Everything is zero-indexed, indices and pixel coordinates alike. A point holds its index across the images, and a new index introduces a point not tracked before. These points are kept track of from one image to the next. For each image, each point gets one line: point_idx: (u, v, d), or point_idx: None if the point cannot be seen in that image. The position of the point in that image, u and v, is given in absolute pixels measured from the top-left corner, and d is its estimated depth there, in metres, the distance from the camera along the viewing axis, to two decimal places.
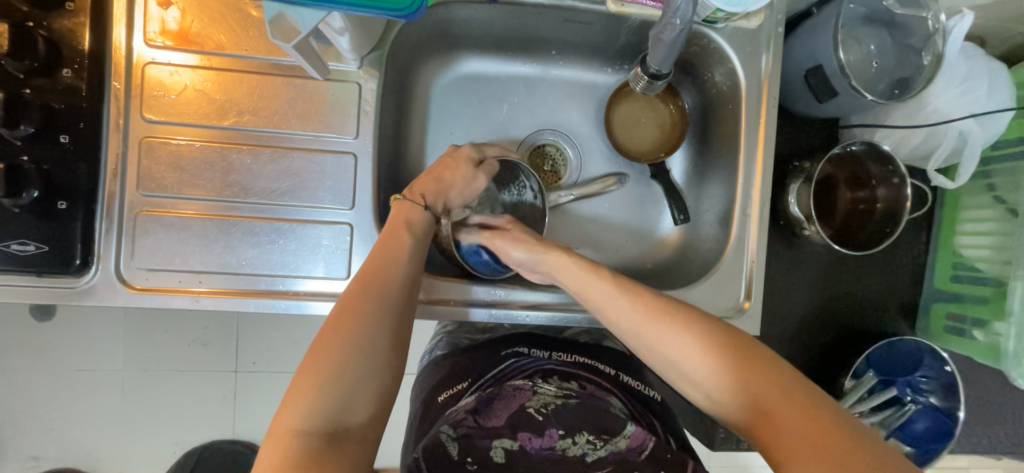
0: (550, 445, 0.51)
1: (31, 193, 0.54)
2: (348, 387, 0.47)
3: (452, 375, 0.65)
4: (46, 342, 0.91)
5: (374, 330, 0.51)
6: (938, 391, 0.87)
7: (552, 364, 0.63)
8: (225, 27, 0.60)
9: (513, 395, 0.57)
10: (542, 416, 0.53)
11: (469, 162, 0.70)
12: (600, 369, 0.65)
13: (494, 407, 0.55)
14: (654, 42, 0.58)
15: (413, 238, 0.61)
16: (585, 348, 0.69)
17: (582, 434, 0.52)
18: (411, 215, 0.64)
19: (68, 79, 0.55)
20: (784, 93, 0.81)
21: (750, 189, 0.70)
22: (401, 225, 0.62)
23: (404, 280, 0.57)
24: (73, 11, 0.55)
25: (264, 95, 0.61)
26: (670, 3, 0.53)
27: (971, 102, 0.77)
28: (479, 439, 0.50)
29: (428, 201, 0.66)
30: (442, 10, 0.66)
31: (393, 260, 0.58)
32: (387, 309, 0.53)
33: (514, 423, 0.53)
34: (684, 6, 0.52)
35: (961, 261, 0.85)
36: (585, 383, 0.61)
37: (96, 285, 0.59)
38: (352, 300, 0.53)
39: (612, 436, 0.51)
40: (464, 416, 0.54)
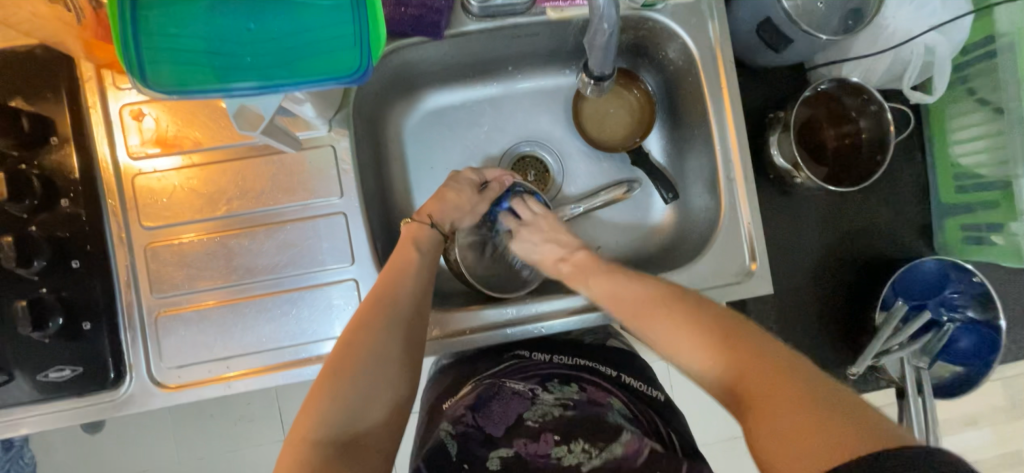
0: (544, 452, 0.54)
1: (56, 321, 0.57)
2: (359, 397, 0.50)
3: (454, 382, 0.69)
4: (103, 452, 0.95)
5: (385, 342, 0.53)
6: (973, 303, 0.86)
7: (550, 368, 0.66)
8: (197, 124, 0.63)
9: (511, 402, 0.61)
10: (538, 426, 0.57)
11: (472, 186, 0.73)
12: (599, 369, 0.67)
13: (492, 409, 0.60)
14: (589, 47, 0.59)
15: (423, 254, 0.64)
16: (587, 350, 0.71)
17: (576, 442, 0.54)
18: (420, 234, 0.66)
19: (68, 207, 0.59)
20: (743, 51, 0.82)
21: (730, 153, 0.70)
22: (410, 243, 0.64)
23: (417, 293, 0.59)
24: (58, 144, 0.59)
25: (248, 178, 0.63)
26: (595, 9, 0.53)
27: (930, 15, 0.77)
28: (476, 442, 0.57)
29: (436, 221, 0.69)
30: (395, 57, 0.69)
31: (405, 273, 0.60)
32: (401, 318, 0.56)
33: (510, 435, 0.57)
34: (608, 11, 0.53)
35: (960, 170, 0.85)
36: (586, 386, 0.63)
37: (134, 393, 0.61)
38: (366, 314, 0.55)
39: (608, 443, 0.54)
40: (463, 413, 0.61)
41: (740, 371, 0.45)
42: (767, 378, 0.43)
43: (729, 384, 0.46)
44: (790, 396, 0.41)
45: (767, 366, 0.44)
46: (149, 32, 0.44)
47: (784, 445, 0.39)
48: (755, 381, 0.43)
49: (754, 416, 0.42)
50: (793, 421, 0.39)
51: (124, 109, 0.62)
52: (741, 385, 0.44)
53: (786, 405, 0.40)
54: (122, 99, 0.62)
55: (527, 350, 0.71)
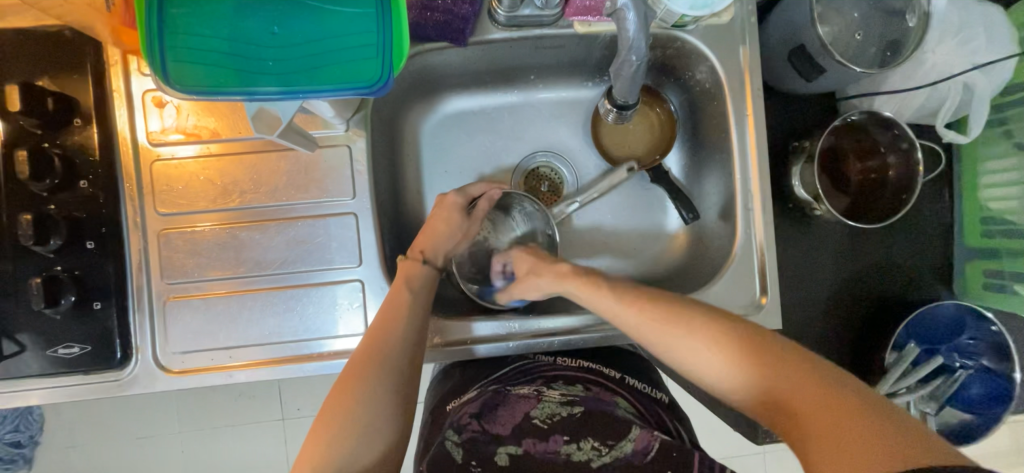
0: (555, 449, 0.57)
1: (68, 298, 0.58)
2: (350, 456, 0.51)
3: (458, 384, 0.69)
4: (107, 419, 0.97)
5: (375, 397, 0.54)
6: (988, 352, 0.83)
7: (557, 368, 0.68)
8: (217, 113, 0.63)
9: (519, 406, 0.62)
10: (547, 426, 0.59)
11: (460, 210, 0.71)
12: (605, 371, 0.68)
13: (499, 412, 0.61)
14: (616, 76, 0.58)
15: (414, 297, 0.62)
16: (592, 352, 0.73)
17: (585, 440, 0.57)
18: (413, 272, 0.64)
19: (86, 189, 0.60)
20: (772, 75, 0.80)
21: (748, 182, 0.69)
22: (402, 283, 0.62)
23: (408, 341, 0.58)
24: (81, 125, 0.60)
25: (263, 171, 0.64)
26: (625, 41, 0.54)
27: (970, 53, 0.75)
28: (484, 443, 0.58)
29: (428, 257, 0.67)
30: (417, 59, 0.68)
31: (395, 319, 0.59)
32: (389, 372, 0.56)
33: (518, 434, 0.59)
34: (637, 44, 0.54)
35: (988, 214, 0.82)
36: (593, 386, 0.65)
37: (139, 374, 0.62)
38: (358, 368, 0.56)
39: (617, 441, 0.56)
40: (469, 421, 0.60)
41: (808, 402, 0.45)
42: (827, 400, 0.44)
43: (781, 408, 0.47)
44: (847, 415, 0.43)
45: (829, 397, 0.45)
46: (174, 30, 0.44)
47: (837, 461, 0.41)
48: (813, 400, 0.45)
49: (811, 435, 0.44)
50: (863, 437, 0.41)
51: (147, 95, 0.62)
52: (802, 409, 0.45)
53: (840, 428, 0.42)
54: (145, 84, 0.62)
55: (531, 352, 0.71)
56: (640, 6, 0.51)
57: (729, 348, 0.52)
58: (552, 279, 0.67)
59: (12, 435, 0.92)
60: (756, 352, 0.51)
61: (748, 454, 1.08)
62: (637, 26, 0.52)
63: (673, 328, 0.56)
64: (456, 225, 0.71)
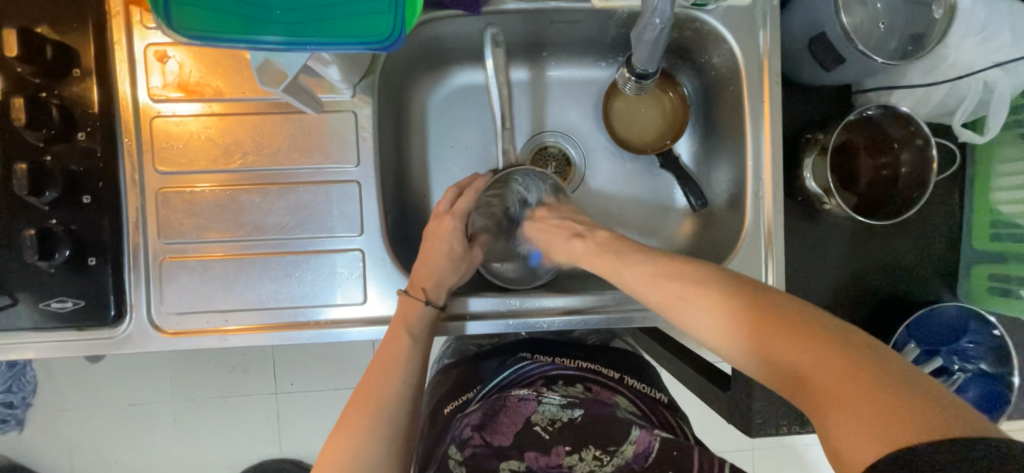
0: (556, 463, 0.55)
1: (63, 252, 0.57)
2: None
3: (456, 386, 0.70)
4: (100, 383, 0.97)
5: (374, 446, 0.54)
6: (987, 356, 0.83)
7: (556, 369, 0.68)
8: (222, 72, 0.61)
9: (518, 410, 0.60)
10: (548, 433, 0.57)
11: (459, 240, 0.68)
12: (601, 370, 0.68)
13: (499, 422, 0.59)
14: (637, 40, 0.56)
15: (414, 343, 0.60)
16: (589, 350, 0.73)
17: (588, 449, 0.55)
18: (414, 313, 0.62)
19: (84, 141, 0.58)
20: (790, 65, 0.78)
21: (761, 170, 0.67)
22: (401, 328, 0.61)
23: (405, 390, 0.58)
24: (80, 76, 0.58)
25: (267, 134, 0.62)
26: (648, 3, 0.52)
27: (993, 50, 0.73)
28: (486, 459, 0.56)
29: (430, 297, 0.63)
30: (428, 27, 0.66)
31: (393, 366, 0.59)
32: (385, 421, 0.55)
33: (521, 444, 0.57)
34: (662, 6, 0.51)
35: (1000, 217, 0.81)
36: (591, 386, 0.65)
37: (132, 333, 0.62)
38: (356, 415, 0.55)
39: (618, 445, 0.55)
40: (470, 435, 0.58)
41: (823, 379, 0.41)
42: (841, 370, 0.40)
43: (794, 377, 0.43)
44: (867, 383, 0.39)
45: (848, 367, 0.40)
46: None
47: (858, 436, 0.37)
48: (830, 369, 0.41)
49: (825, 408, 0.40)
50: (874, 409, 0.37)
51: (149, 49, 0.61)
52: (812, 376, 0.41)
53: (861, 403, 0.38)
54: (148, 38, 0.61)
55: (528, 352, 0.71)
56: None
57: (758, 320, 0.47)
58: (575, 247, 0.66)
59: (5, 395, 0.94)
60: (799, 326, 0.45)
61: (740, 450, 1.08)
62: None
63: (694, 294, 0.52)
64: (456, 258, 0.68)
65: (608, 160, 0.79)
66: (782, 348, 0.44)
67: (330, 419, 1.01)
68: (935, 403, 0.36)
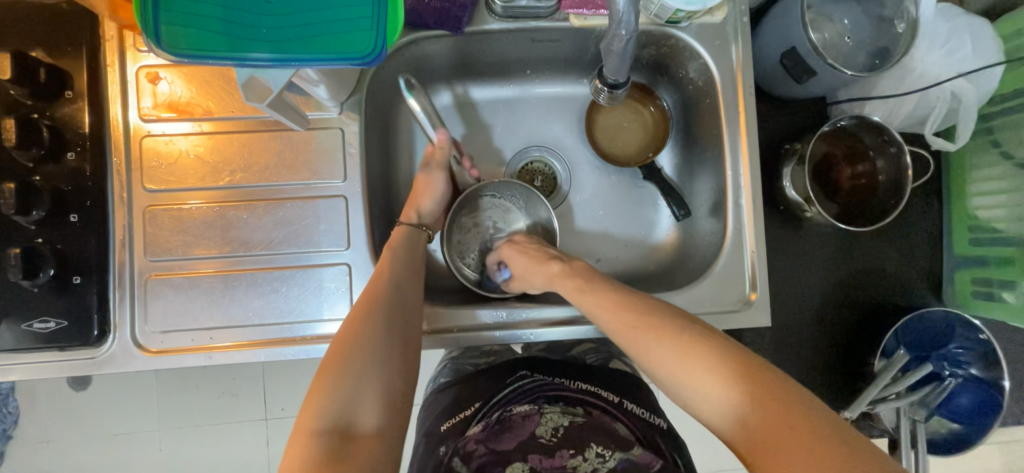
0: (561, 464, 0.54)
1: (47, 272, 0.57)
2: (351, 388, 0.51)
3: (454, 404, 0.68)
4: (83, 412, 0.95)
5: (374, 336, 0.55)
6: (977, 361, 0.83)
7: (556, 389, 0.65)
8: (212, 94, 0.63)
9: (521, 427, 0.59)
10: (552, 442, 0.57)
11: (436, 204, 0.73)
12: (602, 394, 0.65)
13: (503, 435, 0.59)
14: (607, 52, 0.58)
15: (404, 252, 0.64)
16: (585, 369, 0.71)
17: (591, 449, 0.55)
18: (404, 234, 0.67)
19: (72, 161, 0.59)
20: (765, 80, 0.81)
21: (740, 179, 0.69)
22: (393, 242, 0.65)
23: (401, 285, 0.60)
24: (72, 98, 0.60)
25: (255, 151, 0.63)
26: (614, 15, 0.54)
27: (957, 62, 0.76)
28: (490, 464, 0.55)
29: (404, 218, 0.69)
30: (413, 47, 0.68)
31: (382, 271, 0.61)
32: (382, 317, 0.56)
33: (523, 449, 0.56)
34: (627, 17, 0.53)
35: (977, 222, 0.82)
36: (591, 409, 0.62)
37: (115, 352, 0.61)
38: (358, 310, 0.57)
39: (623, 447, 0.55)
40: (474, 447, 0.58)
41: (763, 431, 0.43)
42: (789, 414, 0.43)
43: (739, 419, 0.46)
44: (801, 440, 0.41)
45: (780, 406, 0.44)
46: None
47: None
48: (770, 422, 0.43)
49: (759, 459, 0.43)
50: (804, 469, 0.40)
51: (141, 72, 0.62)
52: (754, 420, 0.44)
53: (794, 443, 0.41)
54: (141, 61, 0.62)
55: (529, 371, 0.70)
56: None
57: (715, 360, 0.48)
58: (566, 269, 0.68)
59: None
60: (738, 372, 0.47)
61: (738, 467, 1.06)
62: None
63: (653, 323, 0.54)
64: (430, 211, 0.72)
65: (590, 173, 0.81)
66: (720, 392, 0.47)
67: None
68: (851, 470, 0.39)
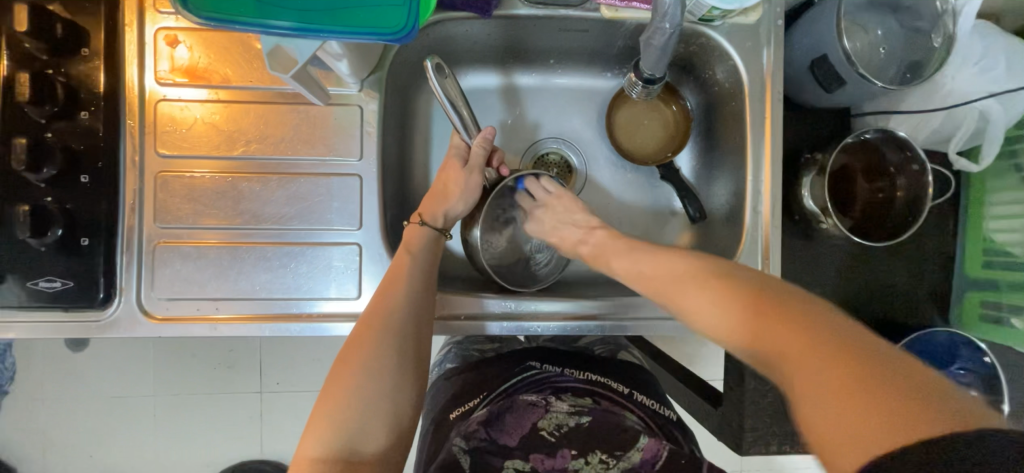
0: (562, 464, 0.54)
1: (55, 231, 0.56)
2: (354, 415, 0.53)
3: (463, 392, 0.68)
4: (82, 373, 0.95)
5: (379, 357, 0.56)
6: (978, 384, 0.83)
7: (566, 380, 0.65)
8: (230, 61, 0.62)
9: (526, 414, 0.60)
10: (554, 438, 0.56)
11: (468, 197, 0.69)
12: (611, 384, 0.66)
13: (505, 421, 0.59)
14: (644, 45, 0.57)
15: (414, 259, 0.62)
16: (592, 362, 0.72)
17: (594, 454, 0.54)
18: (416, 239, 0.65)
19: (86, 120, 0.58)
20: (792, 86, 0.79)
21: (761, 185, 0.68)
22: (403, 248, 0.63)
23: (409, 302, 0.59)
24: (88, 55, 0.58)
25: (271, 123, 0.62)
26: (659, 7, 0.53)
27: (989, 81, 0.75)
28: (492, 456, 0.55)
29: (426, 219, 0.67)
30: (437, 28, 0.67)
31: (394, 280, 0.60)
32: (388, 339, 0.57)
33: (526, 446, 0.56)
34: (672, 10, 0.52)
35: (993, 246, 0.82)
36: (601, 399, 0.63)
37: (120, 317, 0.60)
38: (365, 327, 0.58)
39: (625, 452, 0.54)
40: (476, 429, 0.58)
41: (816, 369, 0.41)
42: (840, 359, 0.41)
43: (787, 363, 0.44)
44: (838, 365, 0.40)
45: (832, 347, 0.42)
46: None
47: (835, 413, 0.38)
48: (819, 353, 0.42)
49: (821, 403, 0.40)
50: (858, 395, 0.38)
51: (160, 34, 0.61)
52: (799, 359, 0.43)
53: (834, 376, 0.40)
54: (159, 23, 0.61)
55: (538, 361, 0.70)
56: None
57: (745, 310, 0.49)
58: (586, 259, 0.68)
59: None
60: (771, 314, 0.47)
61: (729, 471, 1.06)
62: None
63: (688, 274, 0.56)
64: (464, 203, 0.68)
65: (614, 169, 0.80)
66: (741, 329, 0.48)
67: None
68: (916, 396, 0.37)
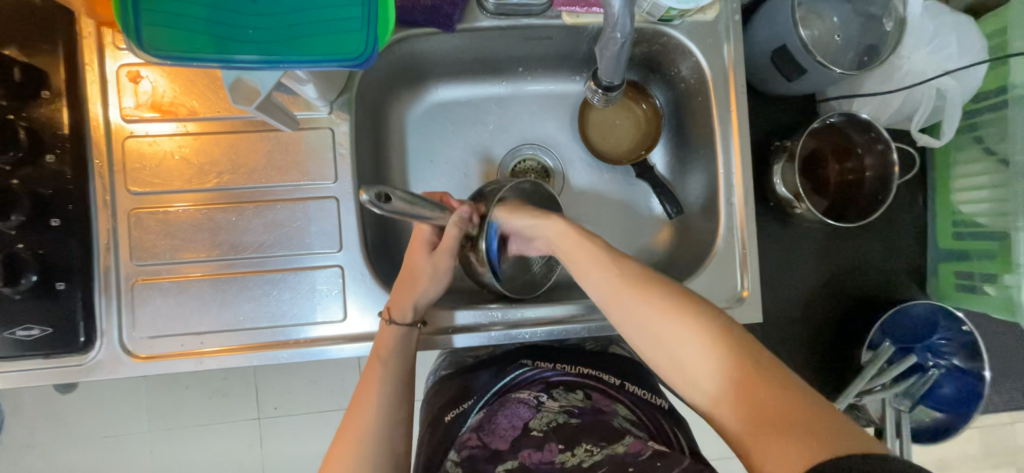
0: (549, 459, 0.54)
1: (30, 277, 0.55)
2: None
3: (457, 395, 0.68)
4: (70, 417, 0.93)
5: None
6: (960, 352, 0.85)
7: (557, 376, 0.67)
8: (197, 92, 0.61)
9: (518, 413, 0.61)
10: (542, 434, 0.57)
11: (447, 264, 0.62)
12: (602, 376, 0.67)
13: (496, 425, 0.60)
14: (600, 54, 0.58)
15: (393, 363, 0.58)
16: (583, 355, 0.72)
17: (580, 446, 0.54)
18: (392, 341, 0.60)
19: (53, 164, 0.57)
20: (755, 76, 0.81)
21: (731, 177, 0.70)
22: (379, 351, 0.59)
23: (385, 420, 0.54)
24: (50, 98, 0.57)
25: (242, 153, 0.62)
26: (609, 18, 0.53)
27: (943, 60, 0.77)
28: (483, 461, 0.56)
29: (399, 315, 0.61)
30: (403, 45, 0.67)
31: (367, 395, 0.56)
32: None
33: (516, 446, 0.57)
34: (622, 21, 0.52)
35: (960, 217, 0.84)
36: (591, 393, 0.64)
37: (103, 359, 0.60)
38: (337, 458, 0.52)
39: (611, 442, 0.54)
40: (470, 438, 0.59)
41: (766, 407, 0.41)
42: (763, 388, 0.42)
43: (720, 388, 0.44)
44: (763, 385, 0.42)
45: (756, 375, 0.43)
46: None
47: (765, 444, 0.39)
48: (751, 380, 0.43)
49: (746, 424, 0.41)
50: (784, 424, 0.39)
51: (122, 70, 0.60)
52: (760, 401, 0.41)
53: (770, 409, 0.40)
54: (121, 59, 0.60)
55: (529, 358, 0.70)
56: None
57: (673, 311, 0.49)
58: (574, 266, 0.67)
59: None
60: (703, 322, 0.47)
61: (731, 457, 1.08)
62: (623, 4, 0.51)
63: (646, 300, 0.50)
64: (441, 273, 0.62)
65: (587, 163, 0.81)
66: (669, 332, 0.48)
67: (316, 444, 0.98)
68: (856, 436, 0.37)
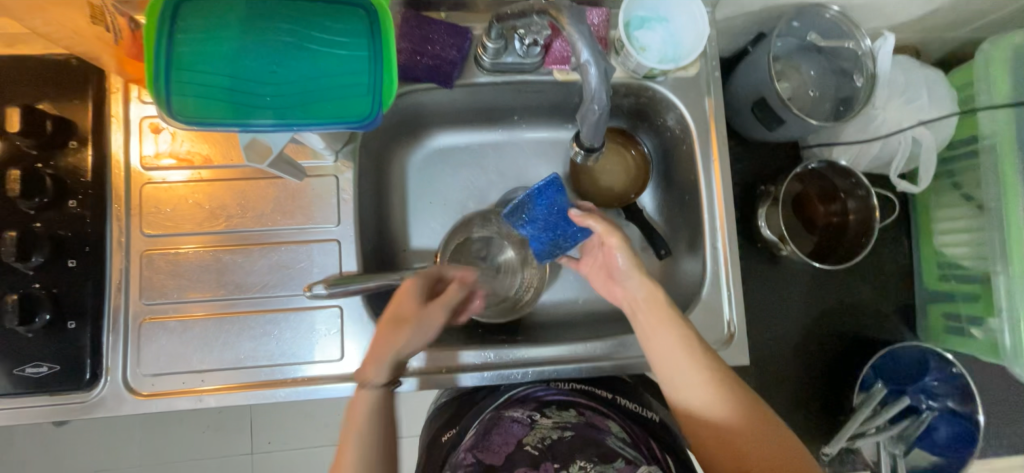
0: None
1: (43, 317, 0.58)
2: None
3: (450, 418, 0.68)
4: (66, 451, 0.93)
5: None
6: (953, 394, 0.85)
7: (551, 393, 0.66)
8: (211, 141, 0.66)
9: (510, 430, 0.58)
10: (538, 451, 0.54)
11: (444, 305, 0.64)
12: (594, 391, 0.67)
13: (490, 442, 0.58)
14: (580, 120, 0.61)
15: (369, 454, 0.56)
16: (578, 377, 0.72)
17: (576, 464, 0.52)
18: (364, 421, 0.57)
19: (74, 208, 0.61)
20: (739, 125, 0.86)
21: (716, 222, 0.73)
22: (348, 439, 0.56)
23: None
24: (76, 147, 0.62)
25: (251, 198, 0.66)
26: (588, 91, 0.56)
27: (916, 111, 0.82)
28: None
29: (383, 367, 0.59)
30: (406, 98, 0.72)
31: None
32: None
33: (511, 462, 0.54)
34: (599, 94, 0.56)
35: (943, 260, 0.87)
36: (584, 410, 0.62)
37: (106, 397, 0.61)
38: None
39: (607, 461, 0.52)
40: (464, 457, 0.56)
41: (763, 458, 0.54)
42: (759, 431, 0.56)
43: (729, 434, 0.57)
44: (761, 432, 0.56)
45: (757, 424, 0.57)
46: (180, 67, 0.47)
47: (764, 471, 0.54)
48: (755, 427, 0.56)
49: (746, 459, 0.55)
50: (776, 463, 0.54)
51: (145, 122, 0.65)
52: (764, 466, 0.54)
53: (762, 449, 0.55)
54: (144, 111, 0.65)
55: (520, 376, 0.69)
56: (601, 62, 0.54)
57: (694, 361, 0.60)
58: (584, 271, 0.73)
59: None
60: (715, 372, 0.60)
61: None
62: (599, 80, 0.55)
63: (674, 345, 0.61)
64: (427, 315, 0.62)
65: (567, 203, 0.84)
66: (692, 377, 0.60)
67: None
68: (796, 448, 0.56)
